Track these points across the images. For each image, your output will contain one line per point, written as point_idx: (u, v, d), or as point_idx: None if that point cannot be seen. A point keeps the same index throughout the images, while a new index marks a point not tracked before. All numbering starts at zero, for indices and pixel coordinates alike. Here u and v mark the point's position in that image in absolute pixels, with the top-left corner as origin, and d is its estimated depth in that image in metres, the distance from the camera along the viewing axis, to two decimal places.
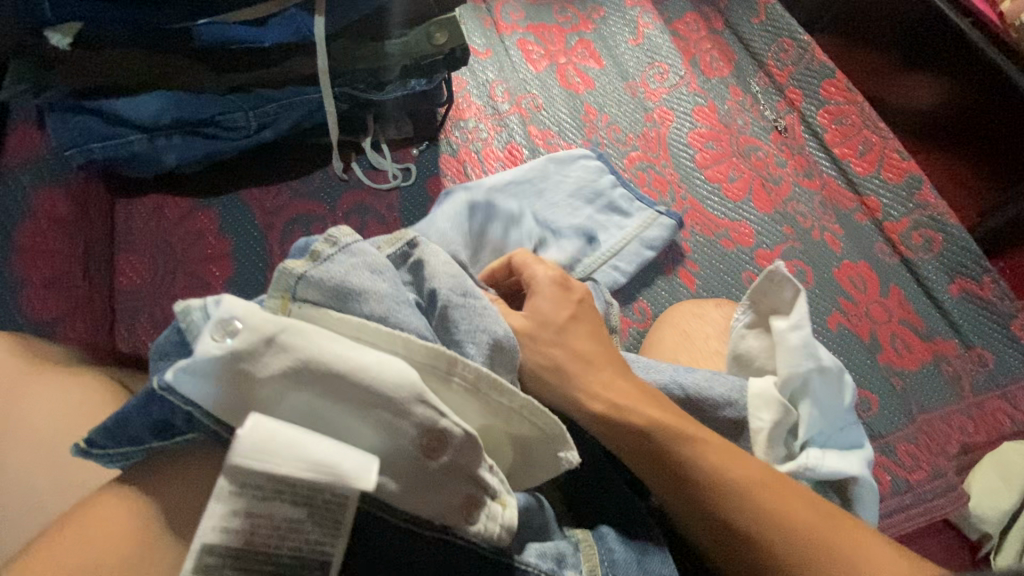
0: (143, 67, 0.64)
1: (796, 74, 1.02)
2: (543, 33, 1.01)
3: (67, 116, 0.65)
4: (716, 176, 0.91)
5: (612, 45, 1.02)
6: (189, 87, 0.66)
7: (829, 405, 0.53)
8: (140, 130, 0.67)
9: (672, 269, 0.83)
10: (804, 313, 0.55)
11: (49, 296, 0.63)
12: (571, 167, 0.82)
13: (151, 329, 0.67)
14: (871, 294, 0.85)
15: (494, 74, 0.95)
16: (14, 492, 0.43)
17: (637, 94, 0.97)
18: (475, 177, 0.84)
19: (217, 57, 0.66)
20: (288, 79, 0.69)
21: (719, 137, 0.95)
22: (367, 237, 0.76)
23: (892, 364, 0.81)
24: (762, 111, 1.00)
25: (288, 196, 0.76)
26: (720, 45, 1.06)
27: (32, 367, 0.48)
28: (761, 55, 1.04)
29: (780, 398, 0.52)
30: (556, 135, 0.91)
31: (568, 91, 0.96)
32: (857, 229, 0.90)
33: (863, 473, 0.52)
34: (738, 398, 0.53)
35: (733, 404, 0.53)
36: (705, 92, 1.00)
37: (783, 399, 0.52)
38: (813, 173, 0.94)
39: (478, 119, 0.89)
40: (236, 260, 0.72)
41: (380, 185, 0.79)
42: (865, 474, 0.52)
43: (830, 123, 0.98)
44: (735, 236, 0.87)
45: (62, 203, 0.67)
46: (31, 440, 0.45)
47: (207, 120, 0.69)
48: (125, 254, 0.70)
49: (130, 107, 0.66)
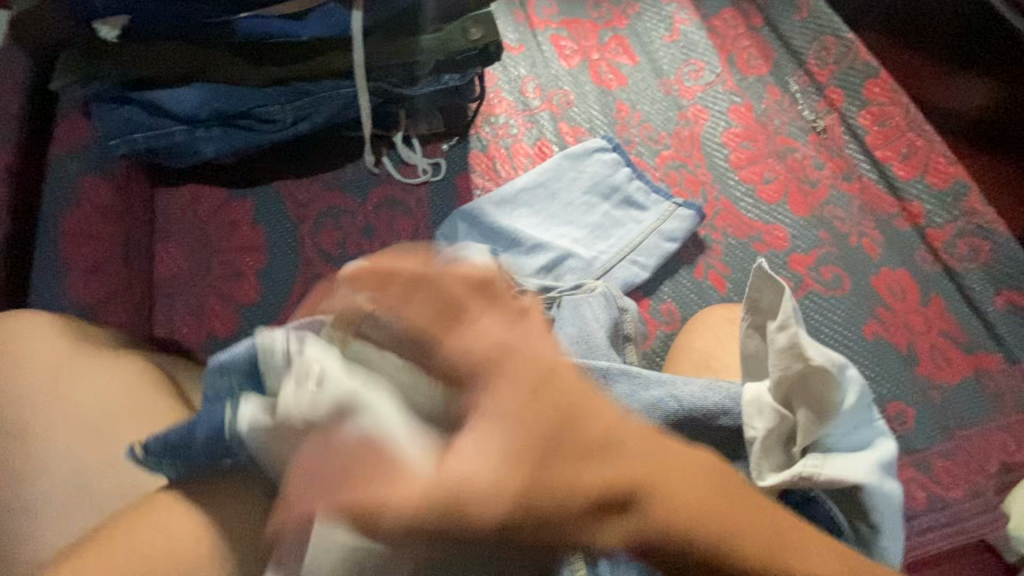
0: (186, 60, 0.66)
1: (838, 74, 0.99)
2: (576, 28, 1.00)
3: (112, 106, 0.67)
4: (751, 177, 0.89)
5: (647, 42, 1.00)
6: (228, 80, 0.67)
7: (830, 409, 0.47)
8: (182, 122, 0.68)
9: (702, 271, 0.82)
10: (795, 310, 0.49)
11: (93, 280, 0.64)
12: (586, 162, 0.83)
13: (188, 316, 0.69)
14: (909, 303, 0.82)
15: (526, 69, 0.94)
16: (57, 468, 0.44)
17: (671, 92, 0.96)
18: (504, 173, 0.84)
19: (258, 50, 0.68)
20: (325, 72, 0.70)
21: (755, 137, 0.93)
22: (396, 231, 0.77)
23: (930, 377, 0.78)
24: (800, 111, 0.97)
25: (319, 189, 0.77)
26: (758, 42, 1.03)
27: (75, 347, 0.50)
28: (801, 53, 1.02)
29: (773, 402, 0.49)
30: (587, 132, 0.90)
31: (600, 88, 0.95)
32: (897, 235, 0.87)
33: (874, 481, 0.45)
34: (733, 407, 0.52)
35: (728, 413, 0.52)
36: (741, 90, 0.97)
37: (776, 404, 0.49)
38: (851, 176, 0.91)
39: (509, 115, 0.89)
40: (269, 251, 0.73)
41: (410, 180, 0.80)
42: (877, 482, 0.45)
43: (873, 124, 0.95)
44: (769, 239, 0.85)
45: (106, 190, 0.68)
46: (72, 418, 0.46)
47: (245, 112, 0.69)
48: (164, 242, 0.72)
49: (171, 98, 0.67)
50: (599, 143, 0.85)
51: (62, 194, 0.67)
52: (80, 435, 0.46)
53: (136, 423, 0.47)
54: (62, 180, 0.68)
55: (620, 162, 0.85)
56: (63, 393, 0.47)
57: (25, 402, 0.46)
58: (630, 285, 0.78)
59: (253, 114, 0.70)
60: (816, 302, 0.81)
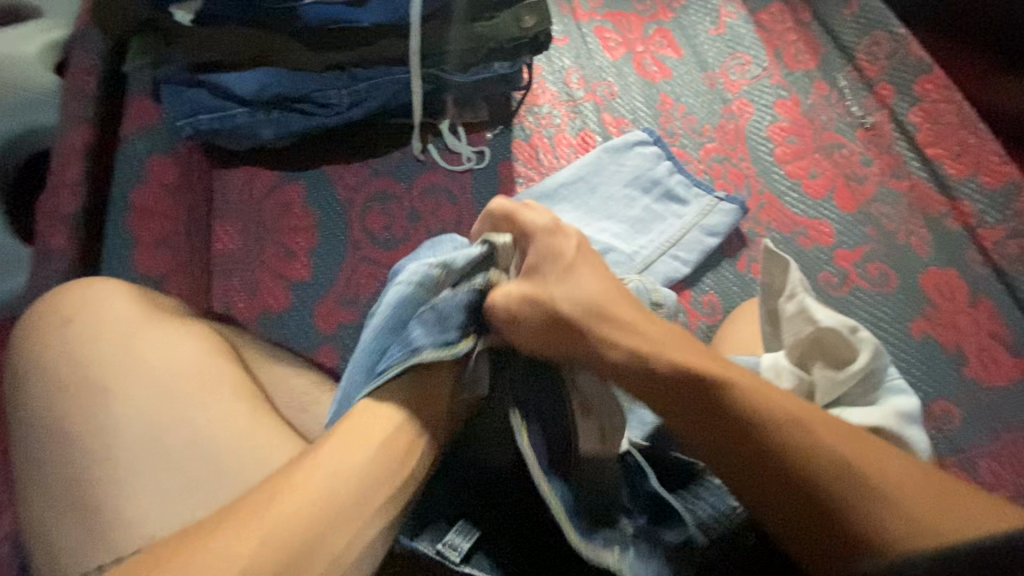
0: (250, 45, 0.69)
1: (888, 69, 0.95)
2: (621, 21, 1.00)
3: (181, 89, 0.71)
4: (796, 172, 0.88)
5: (691, 35, 1.00)
6: (289, 64, 0.70)
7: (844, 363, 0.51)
8: (243, 105, 0.71)
9: (745, 264, 0.82)
10: (797, 280, 0.55)
11: (158, 254, 0.68)
12: (626, 156, 0.83)
13: (241, 291, 0.72)
14: (958, 303, 0.80)
15: (570, 61, 0.95)
16: (132, 422, 0.47)
17: (716, 85, 0.95)
18: (547, 162, 0.84)
19: (317, 36, 0.71)
20: (379, 58, 0.72)
21: (802, 131, 0.92)
22: (440, 216, 0.78)
23: (979, 379, 0.76)
24: (848, 106, 0.95)
25: (368, 174, 0.79)
26: (806, 37, 1.01)
27: (147, 313, 0.52)
28: (852, 47, 0.98)
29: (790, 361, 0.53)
30: (630, 124, 0.90)
31: (644, 80, 0.95)
32: (947, 234, 0.85)
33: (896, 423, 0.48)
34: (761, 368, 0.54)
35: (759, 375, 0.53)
36: (788, 85, 0.96)
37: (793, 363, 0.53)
38: (900, 173, 0.90)
39: (552, 105, 0.90)
40: (319, 232, 0.75)
41: (455, 167, 0.81)
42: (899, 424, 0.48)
43: (925, 121, 0.91)
44: (814, 234, 0.84)
45: (171, 169, 0.72)
46: (146, 376, 0.49)
47: (303, 96, 0.72)
48: (220, 220, 0.75)
49: (235, 82, 0.70)
50: (639, 136, 0.85)
51: (131, 173, 0.71)
52: (151, 395, 0.48)
53: (205, 386, 0.49)
54: (131, 159, 0.72)
55: (661, 156, 0.84)
56: (135, 355, 0.49)
57: (100, 361, 0.49)
58: (672, 279, 0.79)
59: (311, 98, 0.72)
60: (860, 299, 0.80)
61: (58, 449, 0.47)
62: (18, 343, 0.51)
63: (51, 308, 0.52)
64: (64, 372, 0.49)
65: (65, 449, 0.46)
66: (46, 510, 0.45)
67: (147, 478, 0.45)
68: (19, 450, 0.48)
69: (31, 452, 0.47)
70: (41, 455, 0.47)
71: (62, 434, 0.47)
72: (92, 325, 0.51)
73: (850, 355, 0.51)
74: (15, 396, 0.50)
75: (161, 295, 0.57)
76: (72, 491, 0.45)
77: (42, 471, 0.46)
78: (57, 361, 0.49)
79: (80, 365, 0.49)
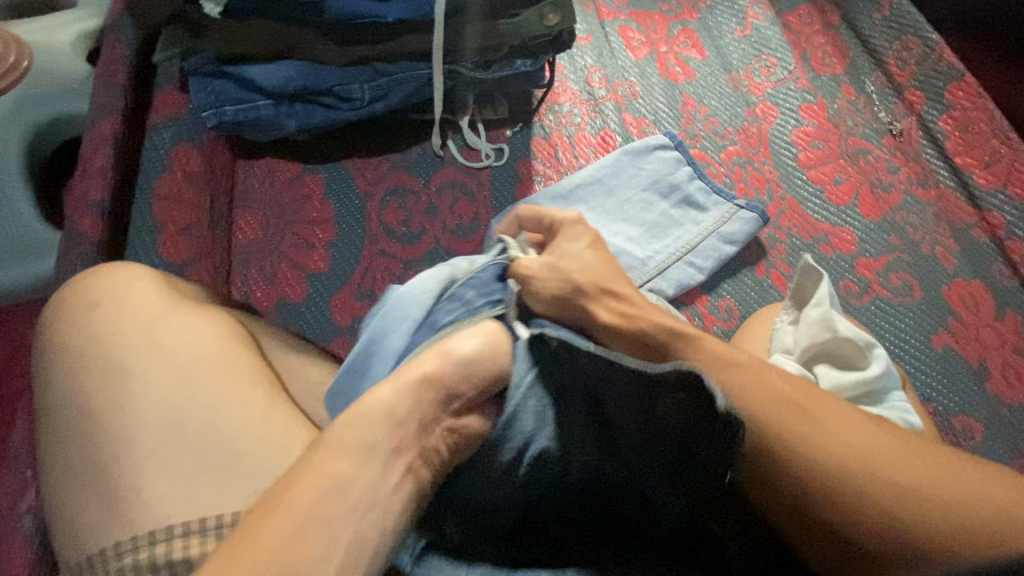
0: (279, 39, 0.71)
1: (919, 75, 0.93)
2: (645, 20, 0.99)
3: (208, 80, 0.72)
4: (819, 178, 0.87)
5: (716, 36, 0.99)
6: (315, 57, 0.72)
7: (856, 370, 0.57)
8: (268, 97, 0.72)
9: (763, 270, 0.81)
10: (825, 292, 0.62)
11: (180, 242, 0.69)
12: (646, 159, 0.83)
13: (260, 280, 0.73)
14: (983, 316, 0.78)
15: (592, 59, 0.95)
16: (153, 406, 0.48)
17: (740, 88, 0.94)
18: (566, 161, 0.84)
19: (342, 32, 0.71)
20: (402, 54, 0.73)
21: (827, 136, 0.90)
22: (457, 212, 0.78)
23: (1002, 394, 0.74)
24: (875, 112, 0.93)
25: (387, 168, 0.80)
26: (834, 40, 0.99)
27: (170, 301, 0.53)
28: (880, 52, 0.97)
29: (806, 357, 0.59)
30: (651, 124, 0.90)
31: (667, 81, 0.94)
32: (974, 246, 0.83)
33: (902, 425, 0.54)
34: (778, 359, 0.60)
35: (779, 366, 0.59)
36: (814, 89, 0.95)
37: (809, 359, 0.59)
38: (927, 182, 0.87)
39: (573, 104, 0.89)
40: (337, 224, 0.76)
41: (473, 164, 0.81)
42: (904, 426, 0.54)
43: (954, 129, 0.89)
44: (836, 241, 0.82)
45: (196, 159, 0.73)
46: (168, 362, 0.50)
47: (327, 90, 0.73)
48: (242, 212, 0.76)
49: (262, 74, 0.71)
50: (660, 140, 0.84)
51: (157, 162, 0.72)
52: (171, 381, 0.49)
53: (224, 374, 0.50)
54: (158, 148, 0.73)
55: (681, 160, 0.84)
56: (157, 342, 0.50)
57: (124, 346, 0.50)
58: (688, 284, 0.78)
59: (335, 92, 0.73)
60: (882, 308, 0.78)
61: (80, 430, 0.48)
62: (45, 325, 0.53)
63: (78, 291, 0.53)
64: (88, 356, 0.50)
65: (87, 430, 0.47)
66: (67, 488, 0.46)
67: (165, 460, 0.46)
68: (44, 429, 0.49)
69: (56, 431, 0.49)
70: (65, 434, 0.48)
71: (85, 415, 0.48)
72: (117, 310, 0.52)
73: (861, 363, 0.58)
74: (41, 376, 0.51)
75: (184, 282, 0.58)
76: (92, 470, 0.46)
77: (66, 451, 0.48)
78: (82, 344, 0.51)
79: (105, 349, 0.50)
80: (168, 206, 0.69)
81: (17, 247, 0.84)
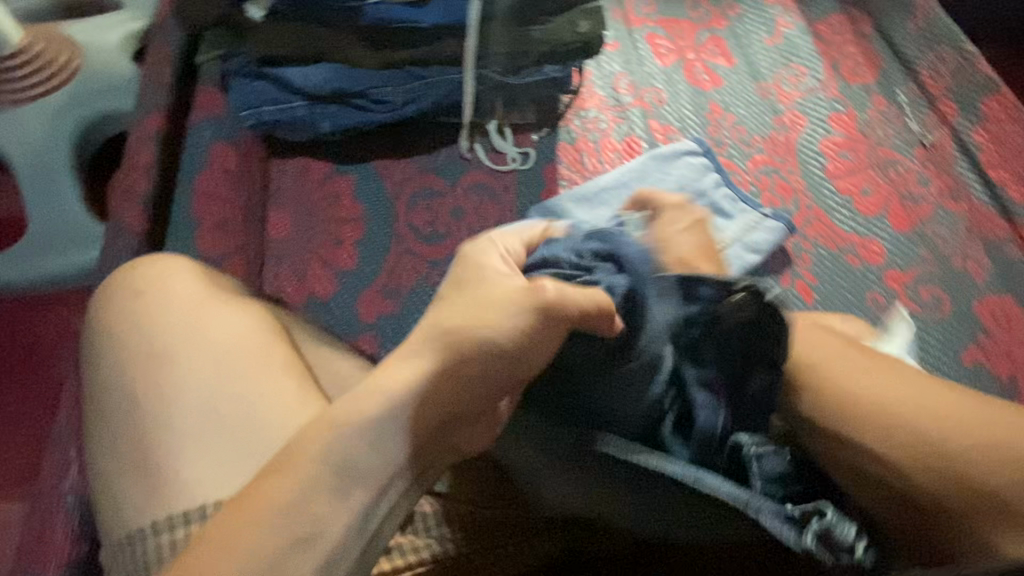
0: (318, 42, 0.73)
1: (952, 87, 0.92)
2: (673, 28, 1.00)
3: (247, 81, 0.74)
4: (848, 188, 0.86)
5: (745, 43, 0.99)
6: (350, 62, 0.74)
7: None
8: (304, 98, 0.74)
9: (788, 280, 0.80)
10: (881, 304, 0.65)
11: (217, 237, 0.71)
12: (673, 165, 0.83)
13: (290, 276, 0.75)
14: (1016, 333, 0.77)
15: (620, 66, 0.95)
16: (192, 393, 0.50)
17: (769, 96, 0.94)
18: (591, 166, 0.85)
19: (378, 36, 0.74)
20: (434, 57, 0.75)
21: (856, 146, 0.89)
22: (483, 214, 0.80)
23: None
24: (907, 123, 0.92)
25: (415, 170, 0.82)
26: (866, 50, 0.99)
27: (211, 293, 0.55)
28: (913, 62, 0.95)
29: None
30: (678, 131, 0.90)
31: (694, 88, 0.94)
32: (1008, 261, 0.81)
33: None
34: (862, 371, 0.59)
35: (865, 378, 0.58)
36: (844, 98, 0.94)
37: None
38: (959, 195, 0.86)
39: (600, 110, 0.90)
40: (366, 224, 0.78)
41: (499, 167, 0.83)
42: None
43: (988, 142, 0.88)
44: (863, 252, 0.82)
45: (234, 157, 0.75)
46: (207, 351, 0.52)
47: (361, 92, 0.75)
48: (275, 210, 0.78)
49: (300, 76, 0.73)
50: (688, 147, 0.84)
51: (197, 159, 0.75)
52: (208, 370, 0.51)
53: (260, 366, 0.52)
54: (198, 145, 0.75)
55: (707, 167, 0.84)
56: (197, 331, 0.52)
57: (167, 334, 0.52)
58: None
59: (368, 94, 0.75)
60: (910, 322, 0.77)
61: (123, 410, 0.50)
62: (93, 309, 0.56)
63: (124, 280, 0.56)
64: (133, 341, 0.52)
65: (129, 411, 0.50)
66: (110, 463, 0.49)
67: (199, 444, 0.48)
68: (90, 408, 0.52)
69: (100, 409, 0.51)
70: (108, 413, 0.51)
71: (127, 398, 0.50)
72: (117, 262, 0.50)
73: None
74: (88, 360, 0.54)
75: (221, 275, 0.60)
76: (131, 448, 0.49)
77: (108, 430, 0.50)
78: (127, 330, 0.53)
79: (148, 336, 0.52)
80: (206, 201, 0.72)
81: (61, 237, 0.88)
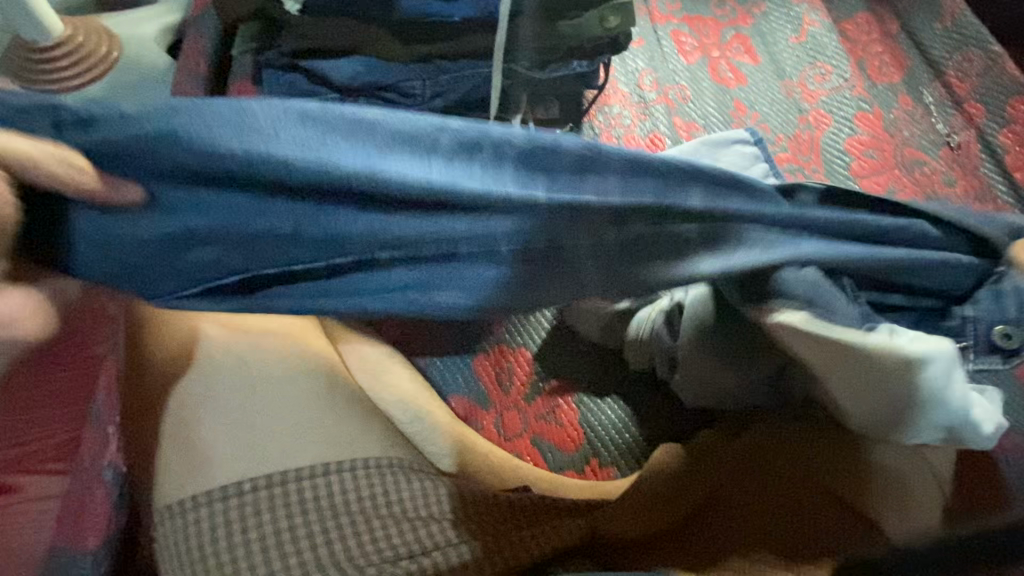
0: (348, 35, 0.74)
1: (980, 88, 0.92)
2: (698, 25, 1.00)
3: (279, 74, 0.76)
4: (873, 188, 0.86)
5: (771, 42, 0.99)
6: (383, 53, 0.75)
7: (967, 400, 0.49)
8: (335, 90, 0.75)
9: None
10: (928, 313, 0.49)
11: None
12: (724, 152, 0.77)
13: None
14: None
15: (644, 63, 0.96)
16: (228, 377, 0.52)
17: (793, 95, 0.94)
18: None
19: (408, 31, 0.75)
20: (463, 52, 0.76)
21: (882, 146, 0.89)
22: None
23: None
24: (933, 124, 0.91)
25: None
26: (893, 49, 0.98)
27: None
28: (941, 62, 0.95)
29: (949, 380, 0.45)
30: (701, 129, 0.90)
31: (718, 85, 0.94)
32: None
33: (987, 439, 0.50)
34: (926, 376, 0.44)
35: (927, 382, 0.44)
36: (870, 97, 0.93)
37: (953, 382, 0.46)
38: (986, 196, 0.85)
39: (624, 106, 0.91)
40: None
41: None
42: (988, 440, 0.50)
43: (1015, 144, 0.87)
44: None
45: None
46: (246, 336, 0.54)
47: (390, 85, 0.76)
48: None
49: (331, 69, 0.74)
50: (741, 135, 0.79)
51: None
52: (243, 355, 0.53)
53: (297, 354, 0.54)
54: None
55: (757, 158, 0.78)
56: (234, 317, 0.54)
57: (204, 318, 0.54)
58: None
59: (397, 88, 0.76)
60: None
61: (162, 388, 0.52)
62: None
63: None
64: (169, 322, 0.54)
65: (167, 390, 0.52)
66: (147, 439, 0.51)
67: (235, 424, 0.50)
68: (127, 385, 0.54)
69: (139, 387, 0.53)
70: (146, 391, 0.53)
71: (167, 377, 0.52)
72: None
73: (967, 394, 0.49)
74: None
75: None
76: (168, 425, 0.51)
77: (145, 407, 0.52)
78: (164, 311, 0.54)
79: (186, 318, 0.54)
80: None
81: None
